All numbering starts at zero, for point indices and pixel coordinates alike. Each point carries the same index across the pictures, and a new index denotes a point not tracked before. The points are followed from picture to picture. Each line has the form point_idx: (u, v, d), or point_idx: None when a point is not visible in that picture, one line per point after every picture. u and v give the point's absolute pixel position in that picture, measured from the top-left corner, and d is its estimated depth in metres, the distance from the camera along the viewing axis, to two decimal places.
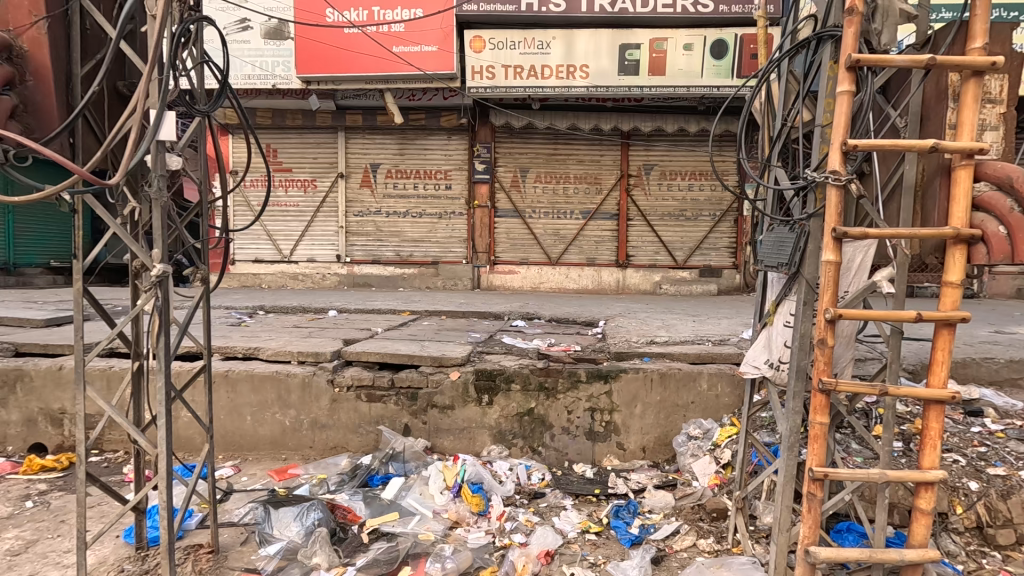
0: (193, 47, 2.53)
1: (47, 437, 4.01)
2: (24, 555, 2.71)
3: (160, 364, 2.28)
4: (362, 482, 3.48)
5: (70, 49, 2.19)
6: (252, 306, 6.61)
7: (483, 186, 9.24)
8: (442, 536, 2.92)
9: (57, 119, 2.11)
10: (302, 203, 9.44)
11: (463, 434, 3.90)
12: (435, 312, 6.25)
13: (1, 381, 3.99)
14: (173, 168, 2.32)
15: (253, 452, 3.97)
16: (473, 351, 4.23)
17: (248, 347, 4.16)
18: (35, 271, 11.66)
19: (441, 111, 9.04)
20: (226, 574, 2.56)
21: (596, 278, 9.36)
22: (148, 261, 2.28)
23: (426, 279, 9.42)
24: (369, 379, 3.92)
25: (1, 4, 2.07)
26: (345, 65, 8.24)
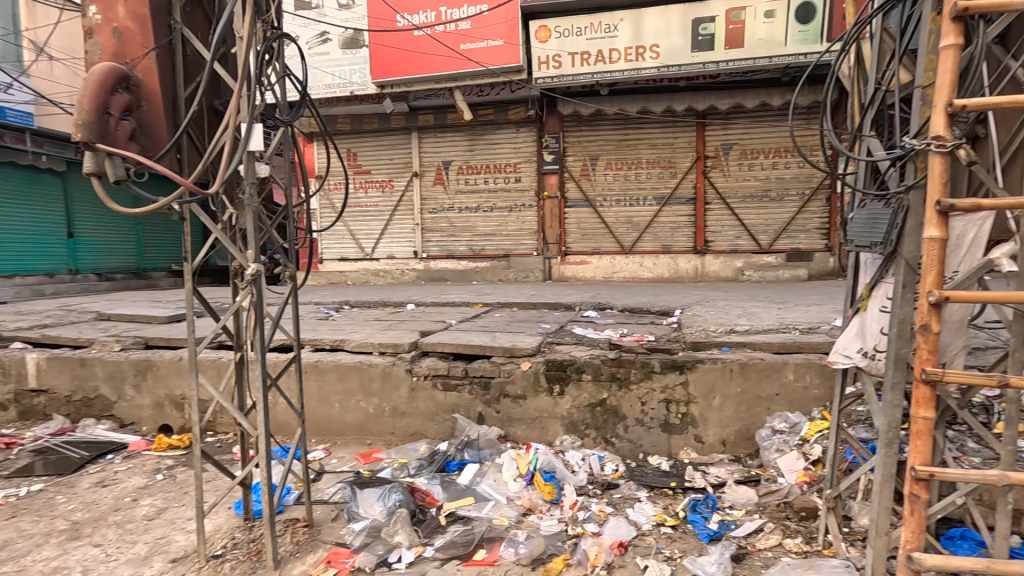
0: (276, 62, 2.74)
1: (172, 419, 4.57)
2: (157, 520, 3.12)
3: (257, 355, 2.52)
4: (439, 467, 3.63)
5: (174, 74, 2.46)
6: (339, 301, 7.08)
7: (552, 177, 9.22)
8: (515, 521, 2.97)
9: (166, 136, 2.38)
10: (380, 203, 9.93)
11: (536, 424, 3.95)
12: (507, 304, 6.34)
13: (135, 369, 4.59)
14: (263, 175, 2.53)
15: (341, 436, 4.27)
16: (543, 341, 4.25)
17: (334, 340, 4.48)
18: (159, 275, 13.29)
19: (509, 104, 9.10)
20: (320, 546, 2.79)
21: (672, 266, 9.03)
22: (244, 261, 2.53)
23: (499, 272, 9.58)
24: (444, 368, 4.07)
25: (115, 40, 2.35)
26: (415, 68, 8.54)
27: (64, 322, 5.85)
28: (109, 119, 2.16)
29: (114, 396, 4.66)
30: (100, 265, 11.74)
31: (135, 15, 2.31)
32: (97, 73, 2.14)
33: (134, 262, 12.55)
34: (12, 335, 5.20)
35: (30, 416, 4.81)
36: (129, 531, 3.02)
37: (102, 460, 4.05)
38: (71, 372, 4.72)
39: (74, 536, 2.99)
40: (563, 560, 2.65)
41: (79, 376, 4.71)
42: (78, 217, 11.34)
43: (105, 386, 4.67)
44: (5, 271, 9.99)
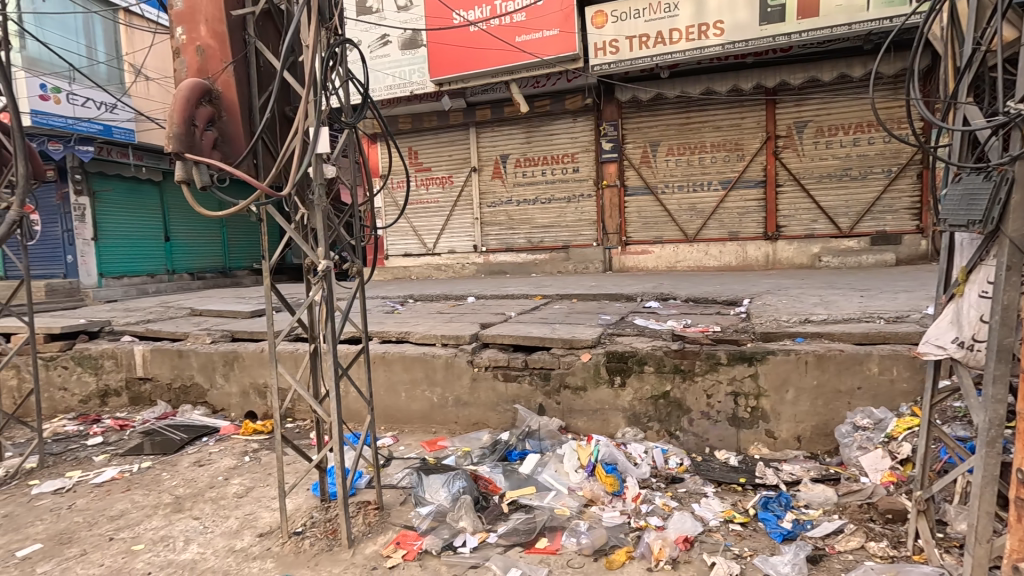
0: (340, 67, 2.87)
1: (257, 406, 4.96)
2: (246, 498, 3.41)
3: (329, 346, 2.68)
4: (501, 456, 3.69)
5: (250, 85, 2.64)
6: (403, 295, 7.34)
7: (611, 165, 9.04)
8: (577, 512, 2.97)
9: (244, 144, 2.56)
10: (441, 199, 10.17)
11: (598, 416, 3.92)
12: (566, 296, 6.30)
13: (223, 360, 5.01)
14: (330, 176, 2.68)
15: (408, 424, 4.44)
16: (603, 333, 4.21)
17: (399, 332, 4.66)
18: (243, 273, 14.38)
19: (565, 94, 9.02)
20: (389, 528, 2.92)
21: (740, 254, 8.61)
22: (316, 258, 2.70)
23: (558, 264, 9.54)
24: (505, 359, 4.13)
25: (199, 56, 2.55)
26: (472, 64, 8.64)
27: (164, 317, 6.47)
28: (195, 130, 2.36)
29: (207, 384, 5.11)
30: (192, 265, 12.87)
31: (215, 33, 2.51)
32: (185, 89, 2.35)
33: (221, 262, 13.67)
34: (122, 329, 5.82)
35: (139, 402, 5.37)
36: (223, 506, 3.32)
37: (199, 442, 4.48)
38: (170, 363, 5.22)
39: (177, 509, 3.32)
40: (626, 552, 2.61)
41: (177, 366, 5.20)
42: (174, 222, 12.48)
43: (199, 376, 5.13)
44: (115, 271, 11.15)
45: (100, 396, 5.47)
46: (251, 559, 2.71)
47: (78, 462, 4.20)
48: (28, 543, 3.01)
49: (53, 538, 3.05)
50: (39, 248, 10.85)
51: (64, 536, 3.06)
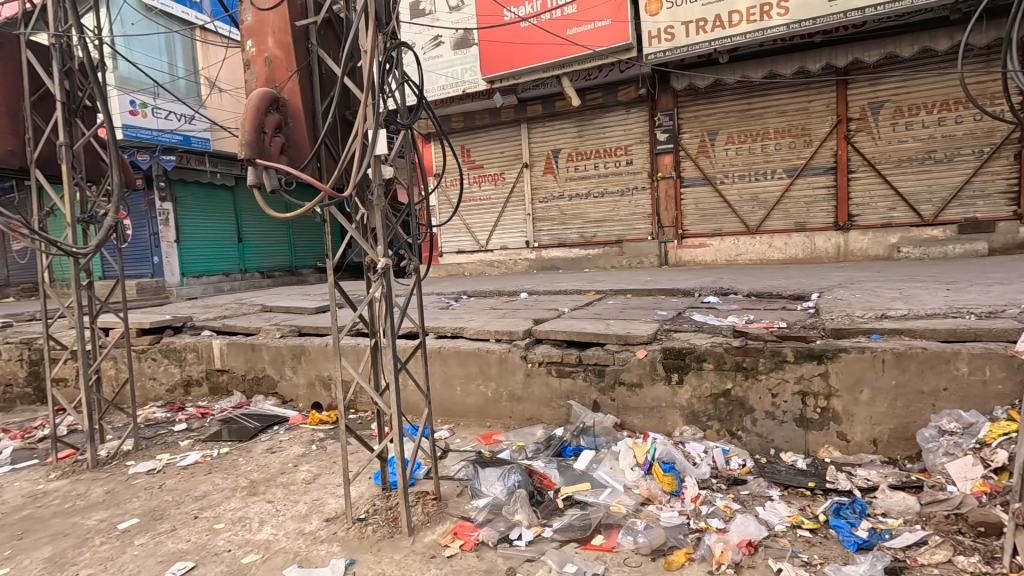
0: (396, 70, 2.95)
1: (322, 398, 5.23)
2: (314, 484, 3.60)
3: (389, 341, 2.79)
4: (556, 452, 3.68)
5: (313, 92, 2.76)
6: (458, 292, 7.47)
7: (666, 157, 8.78)
8: (633, 510, 2.93)
9: (308, 148, 2.69)
10: (493, 195, 10.25)
11: (654, 413, 3.84)
12: (620, 291, 6.20)
13: (292, 354, 5.32)
14: (388, 176, 2.77)
15: (463, 418, 4.53)
16: (659, 328, 4.10)
17: (454, 327, 4.76)
18: (307, 271, 15.15)
19: (618, 85, 8.84)
20: (447, 518, 2.99)
21: (807, 246, 8.14)
22: (376, 256, 2.81)
23: (611, 258, 9.39)
24: (558, 355, 4.11)
25: (267, 66, 2.70)
26: (523, 60, 8.65)
27: (238, 313, 6.92)
28: (264, 136, 2.50)
29: (277, 376, 5.43)
30: (261, 265, 13.72)
31: (282, 44, 2.65)
32: (255, 98, 2.50)
33: (288, 261, 14.49)
34: (202, 324, 6.28)
35: (218, 392, 5.79)
36: (293, 491, 3.53)
37: (270, 430, 4.78)
38: (245, 356, 5.59)
39: (252, 492, 3.56)
40: (686, 553, 2.54)
41: (250, 359, 5.56)
42: (245, 224, 13.33)
43: (270, 368, 5.46)
44: (195, 271, 12.04)
45: (184, 386, 5.93)
46: (319, 542, 2.86)
47: (167, 445, 4.59)
48: (127, 517, 3.33)
49: (148, 514, 3.35)
50: (130, 249, 11.84)
51: (157, 513, 3.36)
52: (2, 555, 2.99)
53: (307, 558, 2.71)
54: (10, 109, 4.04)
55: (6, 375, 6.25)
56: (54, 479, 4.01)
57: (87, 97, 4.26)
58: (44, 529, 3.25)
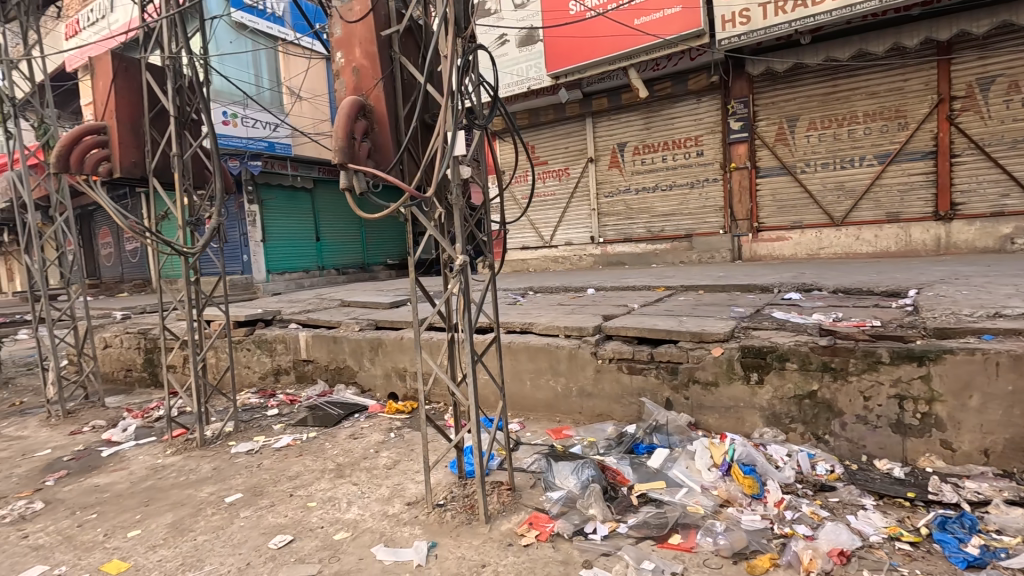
0: (472, 72, 3.04)
1: (398, 388, 5.49)
2: (395, 469, 3.80)
3: (466, 335, 2.88)
4: (628, 449, 3.64)
5: (396, 97, 2.90)
6: (524, 287, 7.55)
7: (740, 146, 8.39)
8: (712, 511, 2.86)
9: (392, 152, 2.84)
10: (558, 191, 10.23)
11: (731, 413, 3.72)
12: (692, 287, 6.01)
13: (370, 346, 5.62)
14: (466, 176, 2.88)
15: (533, 412, 4.59)
16: (737, 326, 3.96)
17: (523, 323, 4.82)
18: (379, 268, 15.87)
19: (688, 74, 8.56)
20: (522, 508, 3.05)
21: (901, 238, 7.50)
22: (454, 254, 2.92)
23: (680, 253, 9.12)
24: (629, 352, 4.07)
25: (355, 74, 2.87)
26: (589, 54, 8.58)
27: (320, 308, 7.38)
28: (354, 142, 2.67)
29: (357, 367, 5.76)
30: (337, 262, 14.56)
31: (368, 53, 2.81)
32: (345, 106, 2.67)
33: (360, 258, 15.28)
34: (289, 317, 6.76)
35: (303, 380, 6.23)
36: (376, 475, 3.75)
37: (352, 418, 5.09)
38: (327, 347, 5.96)
39: (339, 474, 3.82)
40: (770, 558, 2.45)
41: (332, 351, 5.93)
42: (323, 224, 14.18)
43: (350, 359, 5.80)
44: (279, 268, 12.96)
45: (274, 374, 6.41)
46: (402, 525, 3.02)
47: (262, 428, 5.01)
48: (232, 491, 3.68)
49: (250, 489, 3.69)
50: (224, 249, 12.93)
51: (257, 489, 3.68)
52: (133, 519, 3.40)
53: (392, 538, 2.88)
54: (133, 125, 4.54)
55: (127, 361, 7.04)
56: (170, 455, 4.50)
57: (194, 111, 4.70)
58: (165, 498, 3.67)
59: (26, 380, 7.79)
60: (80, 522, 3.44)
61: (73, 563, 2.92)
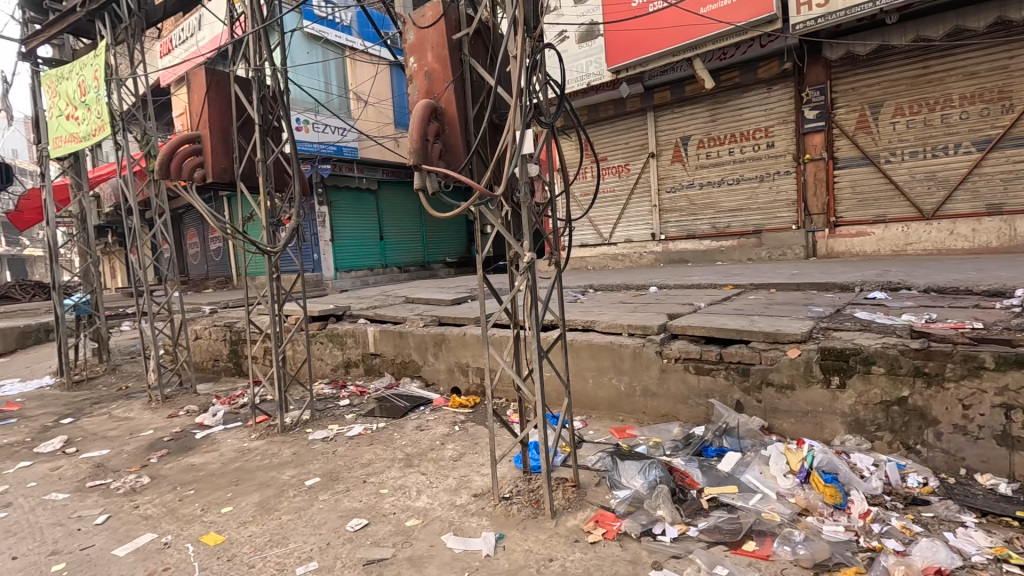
0: (540, 71, 3.06)
1: (461, 382, 5.63)
2: (460, 462, 3.91)
3: (533, 333, 2.90)
4: (696, 451, 3.55)
5: (465, 99, 2.98)
6: (584, 285, 7.49)
7: (816, 136, 7.91)
8: (789, 520, 2.74)
9: (462, 153, 2.91)
10: (617, 187, 10.06)
11: (809, 418, 3.54)
12: (763, 286, 5.74)
13: (434, 341, 5.80)
14: (533, 174, 2.90)
15: (595, 410, 4.55)
16: (815, 326, 3.75)
17: (585, 320, 4.79)
18: (438, 266, 16.27)
19: (758, 62, 8.18)
20: (587, 506, 3.05)
21: (1003, 232, 6.82)
22: (521, 251, 2.95)
23: (748, 250, 8.73)
24: (697, 352, 3.95)
25: (427, 77, 2.97)
26: (652, 46, 8.38)
27: (386, 304, 7.67)
28: (427, 143, 2.77)
29: (421, 361, 5.96)
30: (399, 260, 15.08)
31: (440, 57, 2.90)
32: (419, 109, 2.77)
33: (421, 257, 15.74)
34: (357, 313, 7.08)
35: (371, 372, 6.51)
36: (443, 466, 3.87)
37: (418, 410, 5.27)
38: (393, 342, 6.20)
39: (408, 464, 3.98)
40: (857, 572, 2.32)
41: (398, 345, 6.16)
42: (386, 223, 14.73)
43: (415, 353, 6.01)
44: (346, 266, 13.60)
45: (344, 366, 6.75)
46: (470, 515, 3.11)
47: (335, 417, 5.29)
48: (311, 475, 3.93)
49: (327, 474, 3.92)
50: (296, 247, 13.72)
51: (333, 474, 3.91)
52: (226, 496, 3.71)
53: (461, 527, 2.97)
54: (224, 133, 4.93)
55: (214, 352, 7.65)
56: (255, 439, 4.86)
57: (276, 119, 5.02)
58: (252, 479, 3.97)
59: (130, 367, 8.64)
60: (181, 496, 3.79)
61: (177, 532, 3.23)
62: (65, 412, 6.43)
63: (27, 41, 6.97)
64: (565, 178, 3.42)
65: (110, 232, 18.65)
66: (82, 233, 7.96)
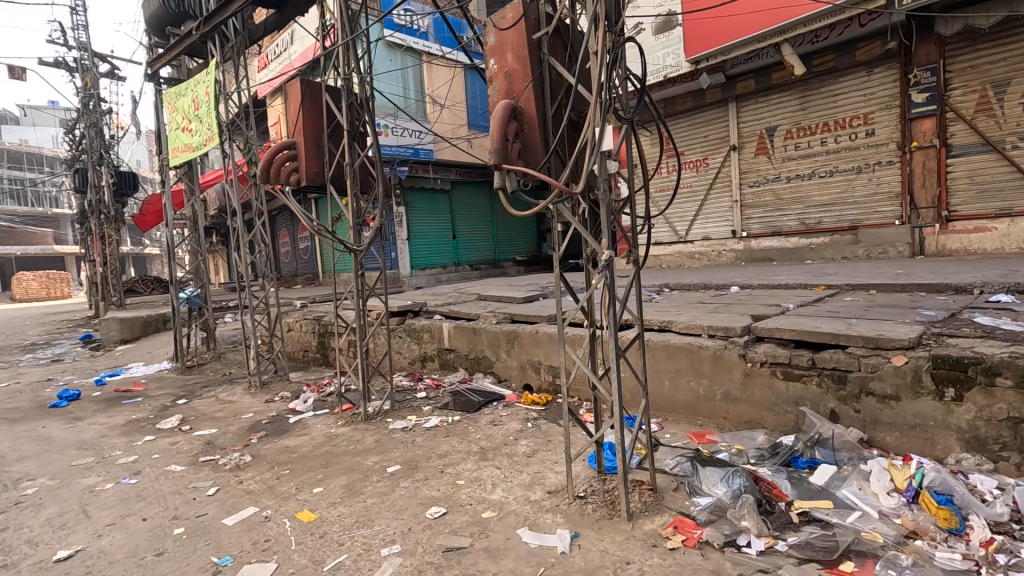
0: (620, 66, 3.01)
1: (533, 379, 5.67)
2: (534, 458, 3.94)
3: (610, 332, 2.85)
4: (785, 461, 3.34)
5: (544, 99, 3.00)
6: (658, 285, 7.28)
7: (925, 121, 7.16)
8: (894, 542, 2.51)
9: (540, 152, 2.93)
10: (695, 182, 9.67)
11: (917, 433, 3.22)
12: (860, 287, 5.29)
13: (506, 338, 5.88)
14: (612, 171, 2.85)
15: (671, 413, 4.40)
16: (925, 332, 3.41)
17: (662, 320, 4.65)
18: (508, 264, 16.47)
19: (857, 43, 7.52)
20: (665, 511, 2.97)
21: None
22: (599, 248, 2.90)
23: (842, 248, 8.08)
24: (785, 356, 3.71)
25: (507, 78, 3.01)
26: (735, 33, 7.94)
27: (459, 301, 7.88)
28: (506, 143, 2.81)
29: (494, 357, 6.07)
30: (471, 258, 15.44)
31: (519, 58, 2.94)
32: (499, 110, 2.83)
33: (492, 255, 16.01)
34: (432, 309, 7.33)
35: (446, 367, 6.72)
36: (517, 461, 3.93)
37: (491, 405, 5.38)
38: (467, 338, 6.36)
39: (483, 457, 4.07)
40: None
41: (472, 341, 6.31)
42: (459, 223, 15.12)
43: (488, 350, 6.13)
44: (421, 264, 14.11)
45: (420, 360, 7.01)
46: (545, 511, 3.13)
47: (413, 409, 5.52)
48: (393, 463, 4.13)
49: (407, 463, 4.10)
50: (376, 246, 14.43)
51: (413, 463, 4.08)
52: (317, 477, 3.99)
53: (536, 523, 3.00)
54: (316, 139, 5.28)
55: (304, 343, 8.25)
56: (341, 426, 5.19)
57: (362, 125, 5.30)
58: (340, 463, 4.24)
59: (232, 355, 9.52)
60: (278, 474, 4.14)
61: (275, 507, 3.52)
62: (180, 394, 7.21)
63: (152, 63, 7.86)
64: (646, 183, 3.28)
65: (215, 232, 20.60)
66: (193, 234, 8.86)
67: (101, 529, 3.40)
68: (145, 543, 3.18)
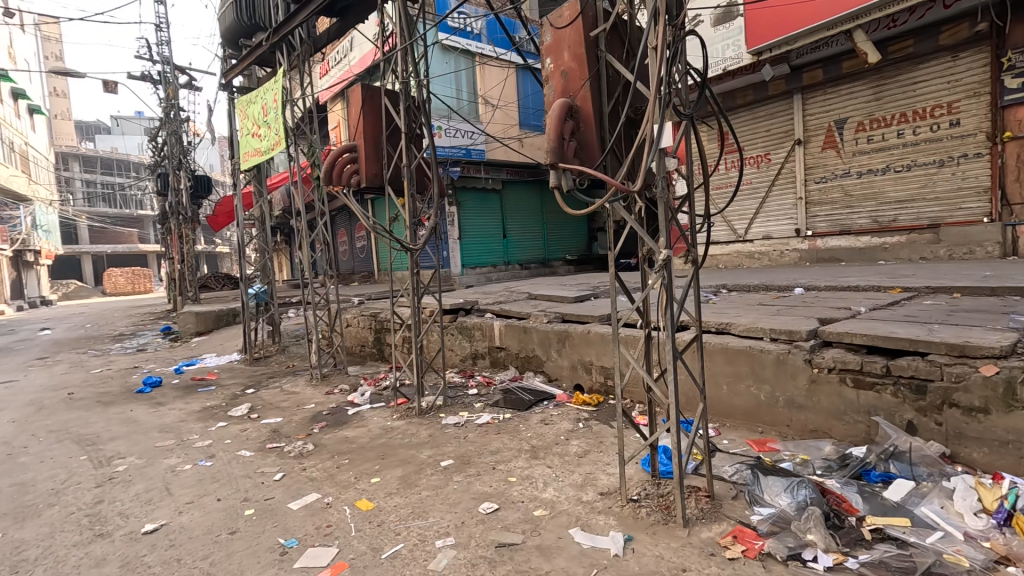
0: (680, 61, 2.92)
1: (584, 380, 5.62)
2: (585, 459, 3.92)
3: (667, 333, 2.78)
4: (856, 474, 3.15)
5: (600, 96, 2.96)
6: (715, 285, 7.04)
7: (1021, 109, 6.53)
8: (982, 567, 2.30)
9: (597, 150, 2.90)
10: (756, 179, 9.28)
11: (1008, 450, 2.95)
12: (942, 290, 4.89)
13: (557, 338, 5.87)
14: (672, 168, 2.77)
15: (730, 419, 4.24)
16: (1020, 341, 3.12)
17: (720, 322, 4.50)
18: (558, 263, 16.42)
19: (940, 26, 6.96)
20: (723, 519, 2.87)
21: None
22: (656, 248, 2.83)
23: (920, 248, 7.51)
24: (857, 362, 3.50)
25: (563, 76, 2.99)
26: (801, 21, 7.54)
27: (510, 300, 7.94)
28: (563, 142, 2.80)
29: (544, 356, 6.08)
30: (521, 258, 15.50)
31: (576, 56, 2.91)
32: (555, 109, 2.82)
33: (541, 254, 16.02)
34: (484, 308, 7.42)
35: (496, 365, 6.79)
36: (568, 461, 3.92)
37: (542, 404, 5.39)
38: (518, 337, 6.40)
39: (534, 455, 4.09)
40: None
41: (522, 340, 6.35)
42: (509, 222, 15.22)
43: (539, 349, 6.14)
44: (472, 263, 14.32)
45: (471, 357, 7.12)
46: (597, 512, 3.10)
47: (464, 405, 5.62)
48: (445, 457, 4.22)
49: (459, 458, 4.18)
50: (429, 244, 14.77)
51: (465, 458, 4.16)
52: (373, 468, 4.14)
53: (588, 523, 2.98)
54: (375, 142, 5.47)
55: (361, 338, 8.57)
56: (396, 419, 5.35)
57: (418, 127, 5.43)
58: (395, 455, 4.38)
59: (295, 348, 10.03)
60: (338, 463, 4.33)
61: (336, 495, 3.69)
62: (249, 384, 7.68)
63: (226, 74, 8.40)
64: (706, 181, 3.18)
65: (280, 232, 21.74)
66: (261, 233, 9.40)
67: (182, 506, 3.68)
68: (220, 522, 3.41)
